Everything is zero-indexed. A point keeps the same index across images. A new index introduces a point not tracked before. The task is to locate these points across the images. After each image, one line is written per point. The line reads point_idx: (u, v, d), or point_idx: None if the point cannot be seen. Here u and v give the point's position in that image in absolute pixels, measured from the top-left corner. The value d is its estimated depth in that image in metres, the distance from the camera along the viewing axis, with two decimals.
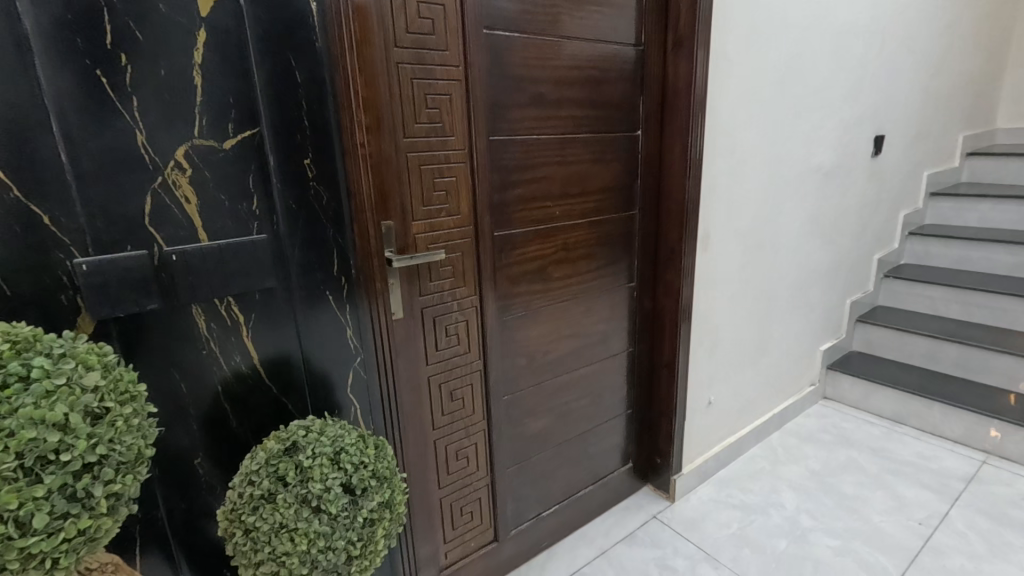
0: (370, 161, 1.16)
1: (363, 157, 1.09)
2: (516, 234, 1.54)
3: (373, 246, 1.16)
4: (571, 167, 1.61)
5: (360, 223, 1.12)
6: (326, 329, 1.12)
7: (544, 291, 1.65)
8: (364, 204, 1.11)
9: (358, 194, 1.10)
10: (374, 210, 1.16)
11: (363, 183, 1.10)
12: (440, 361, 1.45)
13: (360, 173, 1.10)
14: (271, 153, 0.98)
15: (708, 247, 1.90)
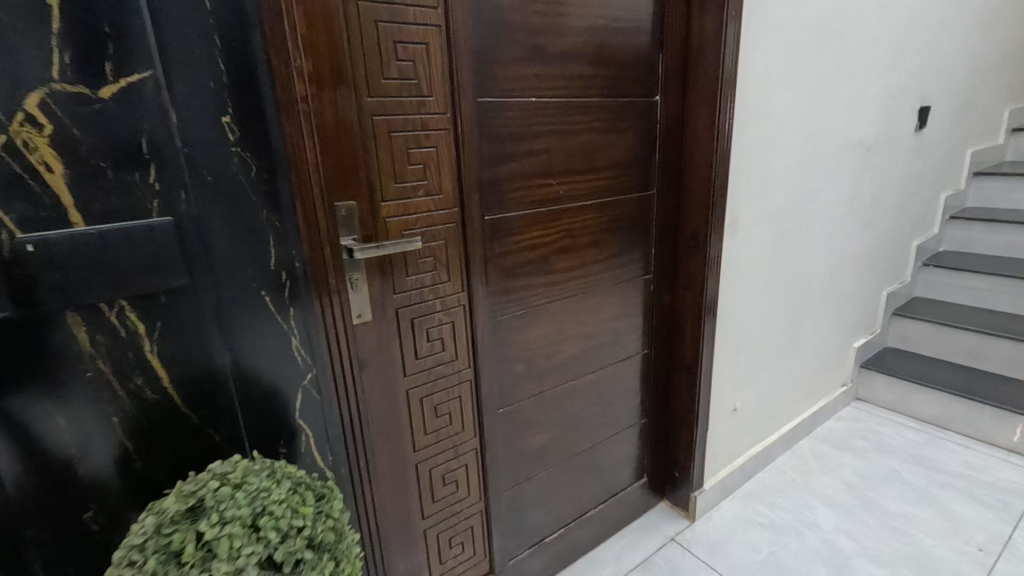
0: (319, 125, 0.92)
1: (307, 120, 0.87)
2: (512, 218, 1.28)
3: (324, 232, 0.93)
4: (579, 138, 1.35)
5: (303, 203, 0.89)
6: (265, 336, 0.90)
7: (547, 287, 1.41)
8: (307, 180, 0.89)
9: (300, 165, 0.88)
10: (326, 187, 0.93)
11: (308, 152, 0.88)
12: (422, 371, 1.22)
13: (305, 140, 0.87)
14: (173, 109, 0.74)
15: (737, 232, 1.64)
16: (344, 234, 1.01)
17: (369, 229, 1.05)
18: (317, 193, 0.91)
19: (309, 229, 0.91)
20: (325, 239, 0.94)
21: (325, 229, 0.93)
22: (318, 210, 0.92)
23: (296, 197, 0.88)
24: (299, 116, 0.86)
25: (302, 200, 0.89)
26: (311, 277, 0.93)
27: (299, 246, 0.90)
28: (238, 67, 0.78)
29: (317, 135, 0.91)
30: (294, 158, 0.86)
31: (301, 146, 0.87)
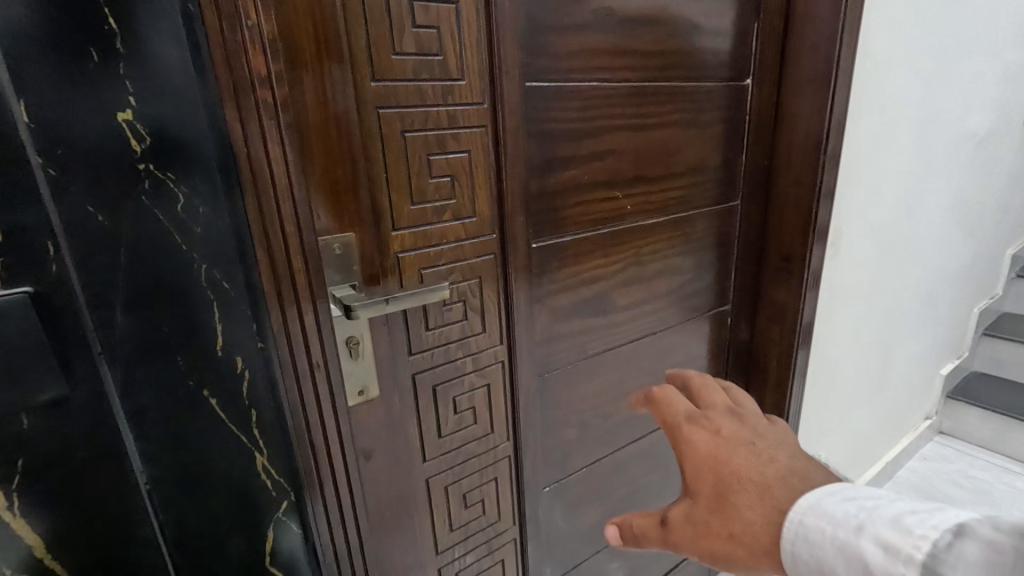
0: (290, 123, 0.61)
1: (271, 124, 0.59)
2: (566, 243, 0.96)
3: (313, 277, 0.66)
4: (652, 135, 1.02)
5: (274, 242, 0.62)
6: (208, 447, 0.68)
7: (606, 329, 1.08)
8: (281, 210, 0.62)
9: (259, 190, 0.60)
10: (307, 218, 0.64)
11: (280, 172, 0.61)
12: (449, 453, 0.91)
13: (263, 152, 0.59)
14: (29, 138, 0.51)
15: (838, 251, 1.30)
16: (334, 280, 0.71)
17: (372, 269, 0.74)
18: (294, 227, 0.63)
19: (288, 280, 0.64)
20: (319, 290, 0.66)
21: (317, 273, 0.66)
22: (307, 244, 0.65)
23: (264, 235, 0.61)
24: (257, 118, 0.58)
25: (272, 239, 0.62)
26: (290, 349, 0.66)
27: (271, 307, 0.64)
28: (159, 79, 0.56)
29: (288, 141, 0.61)
30: (249, 181, 0.59)
31: (259, 162, 0.59)
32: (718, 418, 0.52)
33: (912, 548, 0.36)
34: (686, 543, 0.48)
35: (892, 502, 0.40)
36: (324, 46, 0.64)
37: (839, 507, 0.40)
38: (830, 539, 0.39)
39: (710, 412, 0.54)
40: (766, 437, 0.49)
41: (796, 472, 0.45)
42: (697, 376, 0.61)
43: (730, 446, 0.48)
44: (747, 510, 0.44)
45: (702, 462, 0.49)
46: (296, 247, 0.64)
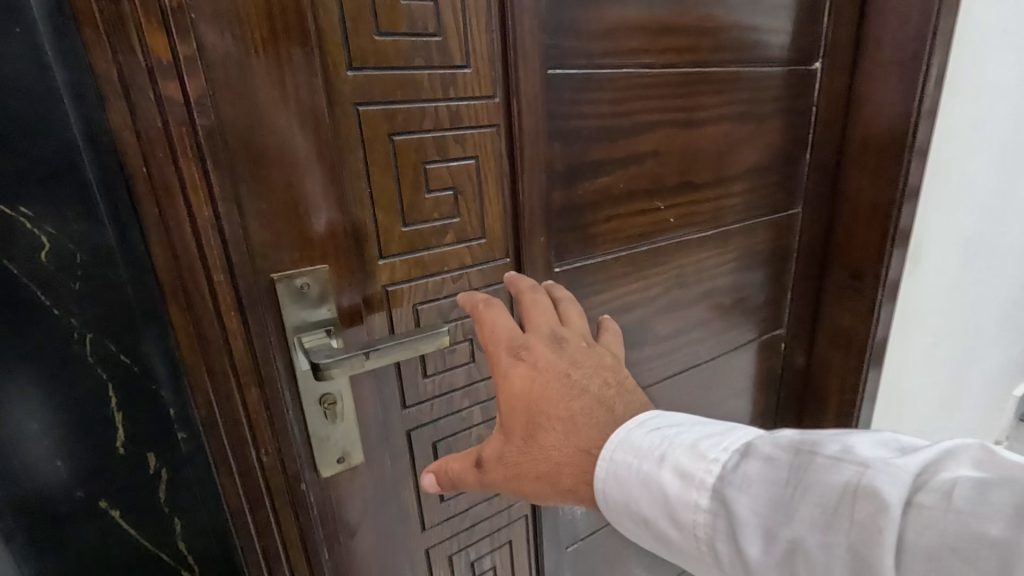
0: (209, 128, 0.46)
1: (179, 131, 0.45)
2: (597, 266, 0.79)
3: (252, 327, 0.52)
4: (701, 133, 0.84)
5: (196, 283, 0.49)
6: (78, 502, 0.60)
7: (641, 364, 0.91)
8: (200, 243, 0.48)
9: (167, 216, 0.46)
10: (240, 252, 0.50)
11: (194, 195, 0.47)
12: (453, 517, 0.76)
13: (171, 167, 0.45)
14: None
15: (916, 267, 1.10)
16: (301, 326, 0.56)
17: (352, 309, 0.59)
18: (221, 264, 0.49)
19: (215, 330, 0.51)
20: (261, 342, 0.53)
21: (256, 320, 0.52)
22: (241, 287, 0.51)
23: (182, 277, 0.48)
24: (157, 123, 0.44)
25: (192, 279, 0.48)
26: (229, 413, 0.53)
27: (195, 365, 0.51)
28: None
29: (208, 151, 0.47)
30: (153, 206, 0.46)
31: (168, 181, 0.46)
32: (536, 345, 0.56)
33: (707, 474, 0.43)
34: (501, 480, 0.55)
35: (691, 429, 0.47)
36: (279, 23, 0.48)
37: (646, 440, 0.47)
38: (641, 471, 0.46)
39: (530, 342, 0.57)
40: (580, 365, 0.54)
41: (604, 406, 0.51)
42: (527, 290, 0.63)
43: (543, 381, 0.53)
44: (552, 448, 0.51)
45: (518, 399, 0.54)
46: (226, 289, 0.50)
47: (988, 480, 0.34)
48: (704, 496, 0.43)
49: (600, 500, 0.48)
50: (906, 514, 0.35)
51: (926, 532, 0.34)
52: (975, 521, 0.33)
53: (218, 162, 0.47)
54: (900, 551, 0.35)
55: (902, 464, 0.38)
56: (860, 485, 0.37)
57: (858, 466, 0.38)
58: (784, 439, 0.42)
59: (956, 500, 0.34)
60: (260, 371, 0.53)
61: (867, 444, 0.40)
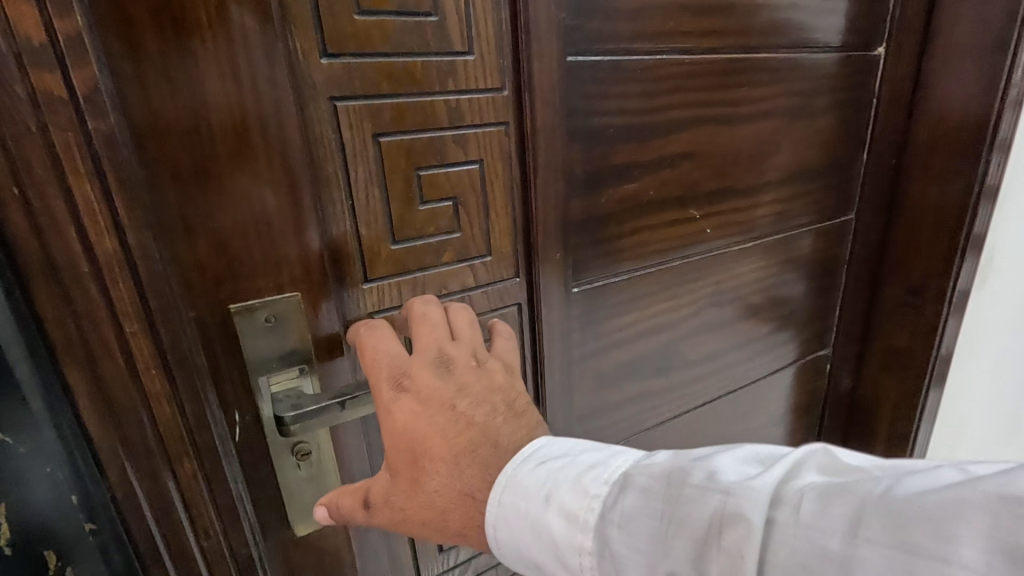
0: (109, 134, 0.34)
1: (63, 139, 0.33)
2: (622, 285, 0.69)
3: (182, 391, 0.40)
4: (744, 130, 0.73)
5: (101, 336, 0.37)
6: None
7: (671, 391, 0.81)
8: (103, 286, 0.36)
9: (55, 252, 0.35)
10: (159, 295, 0.38)
11: (91, 223, 0.35)
12: (453, 568, 0.66)
13: (55, 186, 0.34)
14: None
15: (984, 281, 0.97)
16: (267, 365, 0.47)
17: (331, 339, 0.50)
18: (133, 312, 0.37)
19: (129, 393, 0.39)
20: (195, 406, 0.41)
21: (185, 380, 0.40)
22: (165, 341, 0.39)
23: (82, 328, 0.37)
24: (30, 128, 0.33)
25: (96, 331, 0.37)
26: (155, 495, 0.42)
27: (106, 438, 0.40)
28: None
29: (108, 164, 0.35)
30: (33, 239, 0.35)
31: (51, 206, 0.34)
32: (421, 371, 0.46)
33: (587, 511, 0.39)
34: (388, 525, 0.46)
35: (573, 458, 0.42)
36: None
37: (531, 477, 0.42)
38: (524, 512, 0.41)
39: (413, 367, 0.46)
40: (471, 394, 0.46)
41: (489, 439, 0.44)
42: (418, 303, 0.50)
43: (428, 418, 0.44)
44: (436, 494, 0.43)
45: (402, 439, 0.44)
46: (146, 344, 0.38)
47: (835, 490, 0.32)
48: (589, 537, 0.38)
49: (491, 549, 0.43)
50: (768, 538, 0.32)
51: (781, 551, 0.31)
52: (819, 535, 0.31)
53: (124, 179, 0.35)
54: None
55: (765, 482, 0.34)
56: (724, 513, 0.33)
57: (720, 490, 0.34)
58: (655, 463, 0.39)
59: (805, 512, 0.32)
60: (192, 439, 0.42)
61: (734, 462, 0.37)
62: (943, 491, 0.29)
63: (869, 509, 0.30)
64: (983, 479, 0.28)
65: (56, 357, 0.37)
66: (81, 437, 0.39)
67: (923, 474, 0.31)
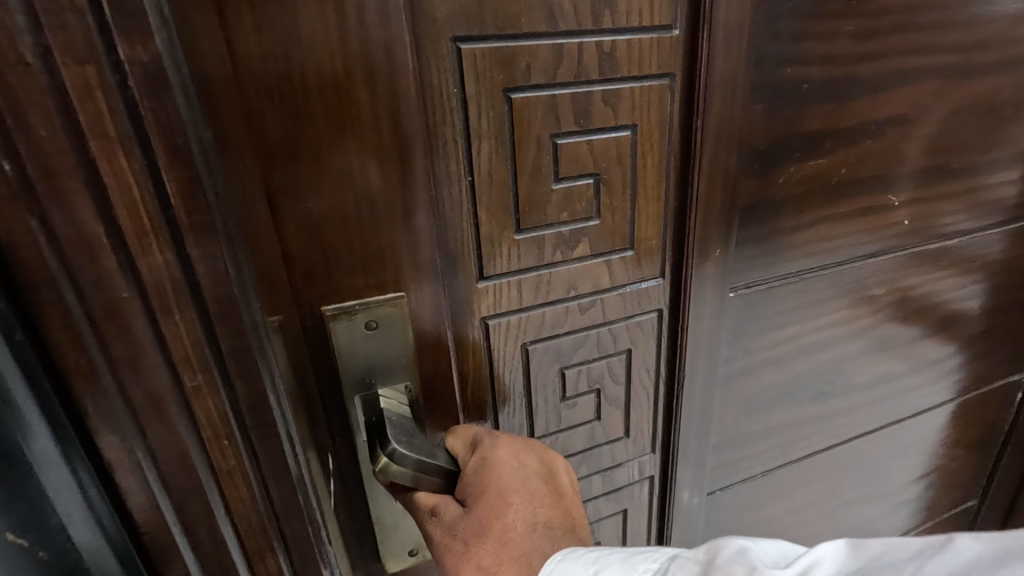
0: (156, 76, 0.24)
1: (80, 81, 0.23)
2: (786, 291, 0.54)
3: (261, 464, 0.33)
4: (978, 89, 0.53)
5: (147, 389, 0.28)
6: None
7: (825, 421, 0.66)
8: (152, 321, 0.27)
9: (75, 261, 0.25)
10: (234, 338, 0.30)
11: (131, 222, 0.26)
12: None
13: (72, 158, 0.24)
14: None
15: None
16: (365, 379, 0.38)
17: (439, 350, 0.40)
18: (197, 361, 0.29)
19: (187, 464, 0.30)
20: (281, 488, 0.35)
21: (259, 430, 0.32)
22: (240, 395, 0.31)
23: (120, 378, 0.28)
24: (25, 62, 0.22)
25: (139, 380, 0.28)
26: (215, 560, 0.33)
27: (150, 506, 0.30)
28: None
29: (154, 126, 0.25)
30: (40, 235, 0.24)
31: (70, 199, 0.24)
32: (532, 454, 0.39)
33: None
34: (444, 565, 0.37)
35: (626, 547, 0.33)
36: None
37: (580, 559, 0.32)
38: None
39: (524, 445, 0.39)
40: (559, 493, 0.39)
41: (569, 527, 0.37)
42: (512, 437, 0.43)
43: (524, 484, 0.37)
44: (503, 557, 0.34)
45: (495, 491, 0.36)
46: (216, 409, 0.30)
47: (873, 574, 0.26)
48: None
49: None
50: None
51: None
52: None
53: (180, 149, 0.26)
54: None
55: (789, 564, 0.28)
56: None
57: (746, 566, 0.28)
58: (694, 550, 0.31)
59: None
60: (281, 530, 0.36)
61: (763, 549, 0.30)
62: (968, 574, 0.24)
63: None
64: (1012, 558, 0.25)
65: (89, 433, 0.28)
66: (126, 536, 0.30)
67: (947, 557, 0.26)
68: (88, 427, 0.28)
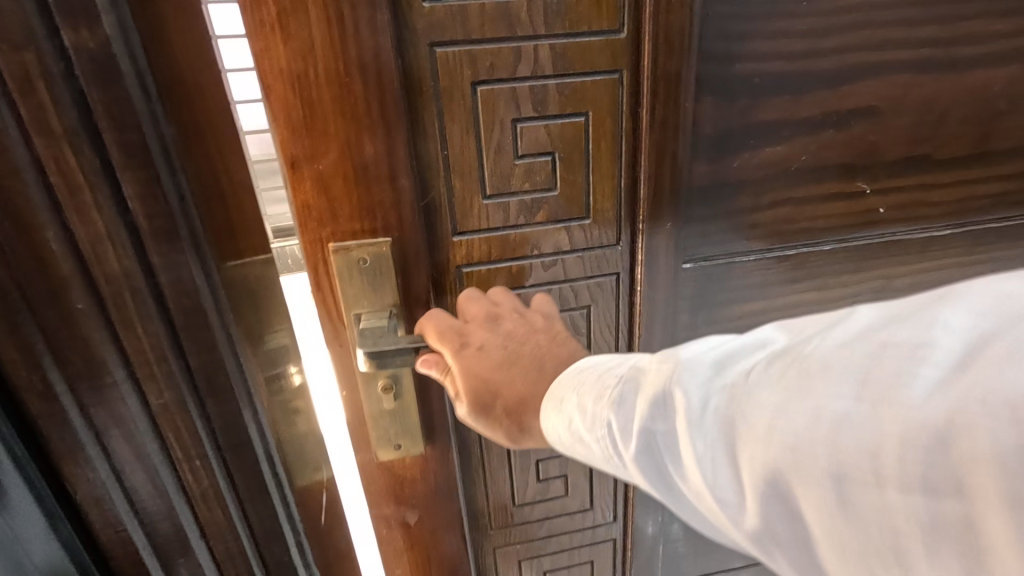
0: (100, 63, 0.35)
1: (34, 93, 0.34)
2: (750, 266, 0.59)
3: (229, 479, 0.47)
4: (960, 79, 0.54)
5: (116, 415, 0.42)
6: None
7: None
8: (117, 338, 0.41)
9: (42, 248, 0.37)
10: (202, 354, 0.43)
11: (85, 228, 0.37)
12: (527, 522, 0.69)
13: (39, 165, 0.35)
14: None
15: None
16: (358, 304, 0.50)
17: (420, 288, 0.51)
18: (167, 389, 0.43)
19: (155, 474, 0.44)
20: (238, 462, 0.47)
21: (225, 442, 0.46)
22: (210, 410, 0.45)
23: (88, 398, 0.41)
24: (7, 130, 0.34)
25: (109, 413, 0.42)
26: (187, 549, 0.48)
27: (115, 508, 0.44)
28: None
29: (109, 126, 0.36)
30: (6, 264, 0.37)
31: (48, 232, 0.37)
32: (479, 332, 0.47)
33: (608, 395, 0.36)
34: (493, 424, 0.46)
35: (605, 361, 0.39)
36: None
37: (567, 382, 0.40)
38: (571, 404, 0.38)
39: (470, 329, 0.48)
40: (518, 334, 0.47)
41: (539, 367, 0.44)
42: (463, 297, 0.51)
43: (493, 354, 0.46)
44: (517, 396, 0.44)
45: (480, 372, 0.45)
46: (183, 427, 0.44)
47: (777, 358, 0.29)
48: (613, 420, 0.35)
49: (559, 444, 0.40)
50: (739, 428, 0.28)
51: (754, 417, 0.27)
52: (773, 404, 0.27)
53: (129, 145, 0.37)
54: (739, 468, 0.28)
55: (709, 351, 0.32)
56: (655, 397, 0.32)
57: (689, 369, 0.31)
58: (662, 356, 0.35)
59: (768, 379, 0.28)
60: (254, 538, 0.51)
61: (710, 348, 0.32)
62: (891, 341, 0.25)
63: (811, 370, 0.26)
64: (912, 319, 0.25)
65: (50, 461, 0.42)
66: (89, 546, 0.45)
67: (898, 324, 0.25)
68: (50, 456, 0.42)
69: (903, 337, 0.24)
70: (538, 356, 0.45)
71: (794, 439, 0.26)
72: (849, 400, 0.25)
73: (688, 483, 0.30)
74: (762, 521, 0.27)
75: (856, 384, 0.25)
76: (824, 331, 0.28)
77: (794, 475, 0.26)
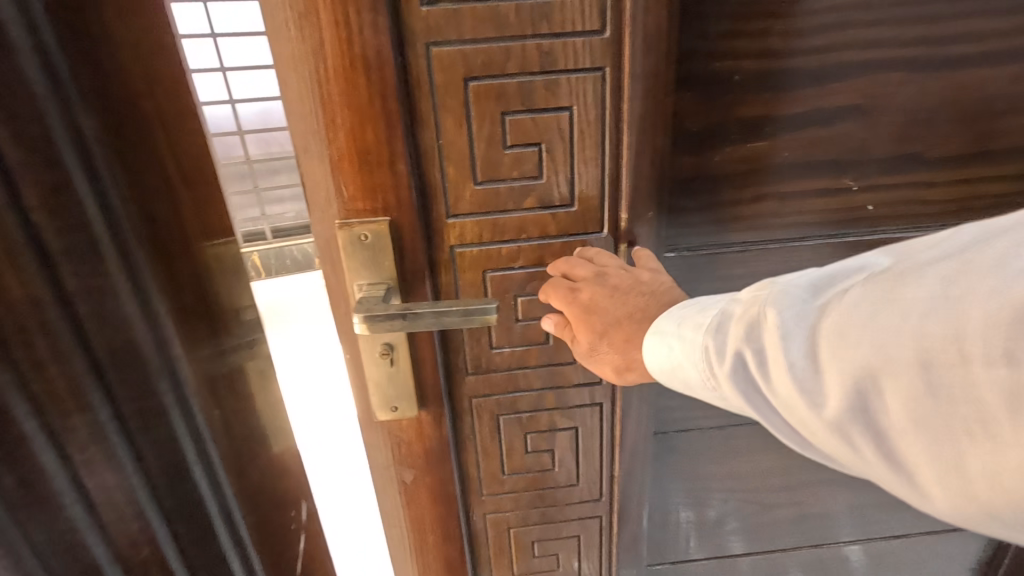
0: None
1: None
2: (735, 258, 0.61)
3: (182, 546, 0.38)
4: (953, 79, 0.54)
5: (30, 480, 0.31)
6: None
7: None
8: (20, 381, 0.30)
9: None
10: (139, 396, 0.34)
11: None
12: (517, 491, 0.73)
13: None
14: None
15: None
16: (359, 276, 0.55)
17: (416, 265, 0.56)
18: (96, 437, 0.33)
19: (83, 552, 0.33)
20: (188, 522, 0.38)
21: (170, 499, 0.37)
22: (150, 466, 0.36)
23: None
24: None
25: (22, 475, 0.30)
26: None
27: None
28: None
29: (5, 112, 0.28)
30: None
31: None
32: (589, 288, 0.53)
33: (711, 321, 0.42)
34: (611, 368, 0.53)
35: (709, 299, 0.45)
36: None
37: (670, 317, 0.46)
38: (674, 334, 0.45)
39: (583, 285, 0.54)
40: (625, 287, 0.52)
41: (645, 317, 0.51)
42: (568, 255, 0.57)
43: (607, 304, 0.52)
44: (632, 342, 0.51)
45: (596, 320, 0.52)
46: (116, 484, 0.34)
47: (875, 275, 0.34)
48: (713, 341, 0.41)
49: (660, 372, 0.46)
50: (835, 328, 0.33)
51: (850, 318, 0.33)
52: (870, 306, 0.32)
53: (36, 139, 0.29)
54: (828, 367, 0.33)
55: (807, 278, 0.38)
56: (752, 318, 0.38)
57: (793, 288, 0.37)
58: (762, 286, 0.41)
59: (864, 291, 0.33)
60: None
61: (812, 276, 0.38)
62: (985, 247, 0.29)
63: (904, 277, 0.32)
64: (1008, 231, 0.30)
65: None
66: None
67: (992, 237, 0.30)
68: None
69: (997, 244, 0.29)
70: (645, 302, 0.51)
71: (888, 328, 0.31)
72: (938, 296, 0.30)
73: (783, 381, 0.36)
74: (851, 408, 0.32)
75: (945, 282, 0.30)
76: (922, 251, 0.33)
77: (883, 365, 0.31)
